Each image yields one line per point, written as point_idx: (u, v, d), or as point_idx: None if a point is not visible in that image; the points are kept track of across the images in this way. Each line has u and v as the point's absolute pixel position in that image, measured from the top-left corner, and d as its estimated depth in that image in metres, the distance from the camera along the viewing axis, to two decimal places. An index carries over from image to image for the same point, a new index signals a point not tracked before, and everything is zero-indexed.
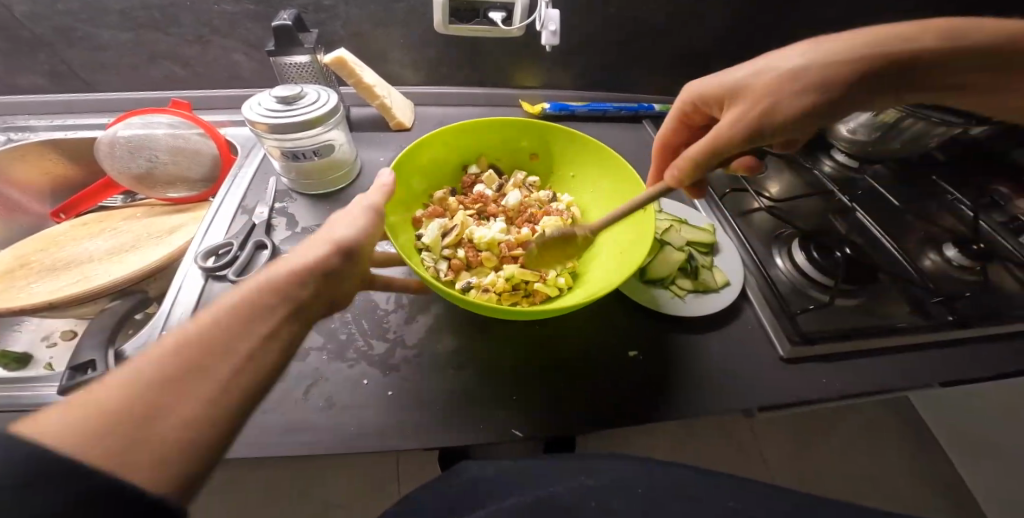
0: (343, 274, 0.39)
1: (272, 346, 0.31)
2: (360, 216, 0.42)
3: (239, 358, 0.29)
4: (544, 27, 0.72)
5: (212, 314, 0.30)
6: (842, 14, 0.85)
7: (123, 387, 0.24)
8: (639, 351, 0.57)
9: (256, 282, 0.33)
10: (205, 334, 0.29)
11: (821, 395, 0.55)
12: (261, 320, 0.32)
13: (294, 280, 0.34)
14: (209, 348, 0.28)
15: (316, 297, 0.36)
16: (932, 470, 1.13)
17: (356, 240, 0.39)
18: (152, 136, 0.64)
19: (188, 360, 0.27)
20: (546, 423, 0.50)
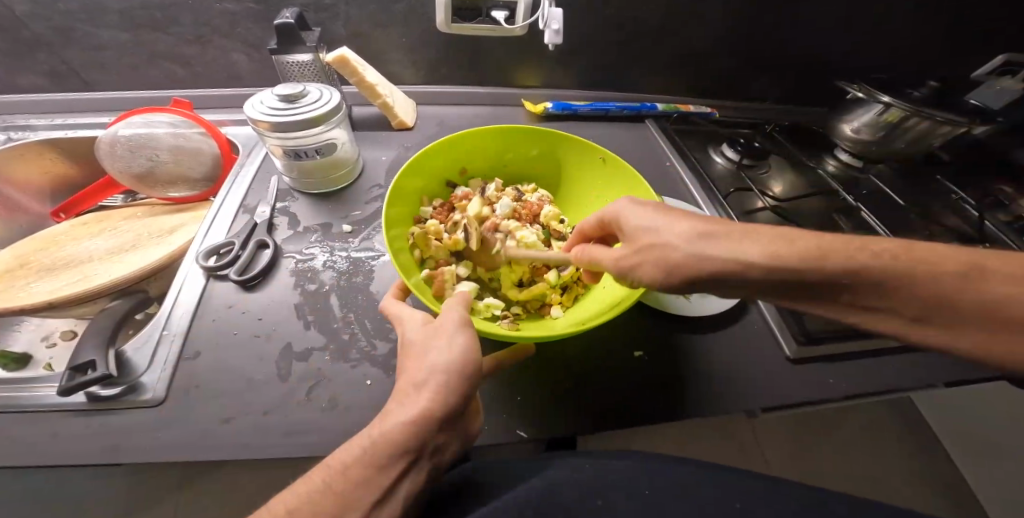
0: (464, 406, 0.38)
1: (393, 498, 0.35)
2: (454, 335, 0.40)
3: (361, 513, 0.33)
4: (546, 26, 0.71)
5: (332, 472, 0.35)
6: (845, 13, 0.84)
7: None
8: (644, 351, 0.56)
9: (373, 432, 0.35)
10: (335, 486, 0.34)
11: (828, 395, 0.55)
12: (377, 481, 0.34)
13: (410, 435, 0.35)
14: (339, 496, 0.33)
15: (437, 433, 0.37)
16: (935, 471, 1.12)
17: (461, 362, 0.38)
18: (154, 135, 0.64)
19: (324, 508, 0.33)
20: (551, 423, 0.50)
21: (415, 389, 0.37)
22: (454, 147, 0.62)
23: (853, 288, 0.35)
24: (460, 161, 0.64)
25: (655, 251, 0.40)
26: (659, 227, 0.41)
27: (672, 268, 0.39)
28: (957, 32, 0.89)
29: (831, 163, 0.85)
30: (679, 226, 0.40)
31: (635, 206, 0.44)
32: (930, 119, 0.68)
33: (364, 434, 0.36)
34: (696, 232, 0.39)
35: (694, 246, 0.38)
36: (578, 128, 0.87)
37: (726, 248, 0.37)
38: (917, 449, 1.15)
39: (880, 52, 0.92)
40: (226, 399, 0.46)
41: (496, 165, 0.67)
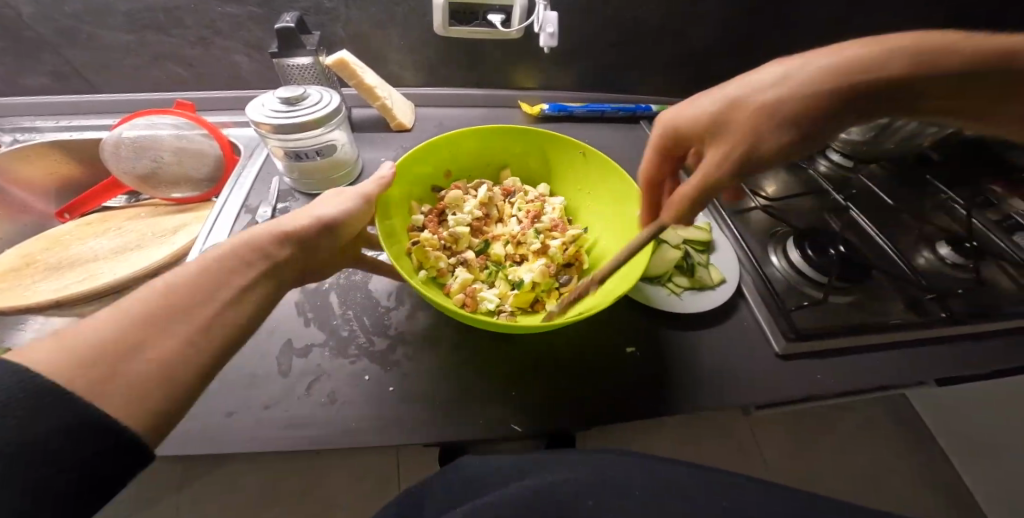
0: (319, 244, 0.46)
1: (245, 296, 0.37)
2: (344, 199, 0.48)
3: (214, 307, 0.34)
4: (542, 29, 0.72)
5: (194, 268, 0.35)
6: (837, 15, 0.86)
7: (115, 326, 0.29)
8: (637, 348, 0.58)
9: (236, 240, 0.39)
10: (178, 289, 0.33)
11: (816, 391, 0.56)
12: (232, 280, 0.37)
13: (274, 242, 0.41)
14: (179, 297, 0.33)
15: (294, 260, 0.43)
16: (929, 468, 1.13)
17: (339, 216, 0.46)
18: (157, 137, 0.65)
19: (167, 303, 0.32)
20: (544, 418, 0.51)
21: (286, 220, 0.43)
22: (447, 151, 0.64)
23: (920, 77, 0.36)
24: (453, 162, 0.66)
25: (751, 116, 0.39)
26: (724, 97, 0.41)
27: (774, 112, 0.38)
28: (948, 34, 0.91)
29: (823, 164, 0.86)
30: (761, 80, 0.39)
31: (688, 104, 0.45)
32: None
33: (221, 245, 0.38)
34: (783, 74, 0.39)
35: (783, 86, 0.38)
36: (574, 129, 0.88)
37: (818, 81, 0.37)
38: (912, 447, 1.16)
39: None
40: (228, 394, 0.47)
41: (487, 167, 0.69)
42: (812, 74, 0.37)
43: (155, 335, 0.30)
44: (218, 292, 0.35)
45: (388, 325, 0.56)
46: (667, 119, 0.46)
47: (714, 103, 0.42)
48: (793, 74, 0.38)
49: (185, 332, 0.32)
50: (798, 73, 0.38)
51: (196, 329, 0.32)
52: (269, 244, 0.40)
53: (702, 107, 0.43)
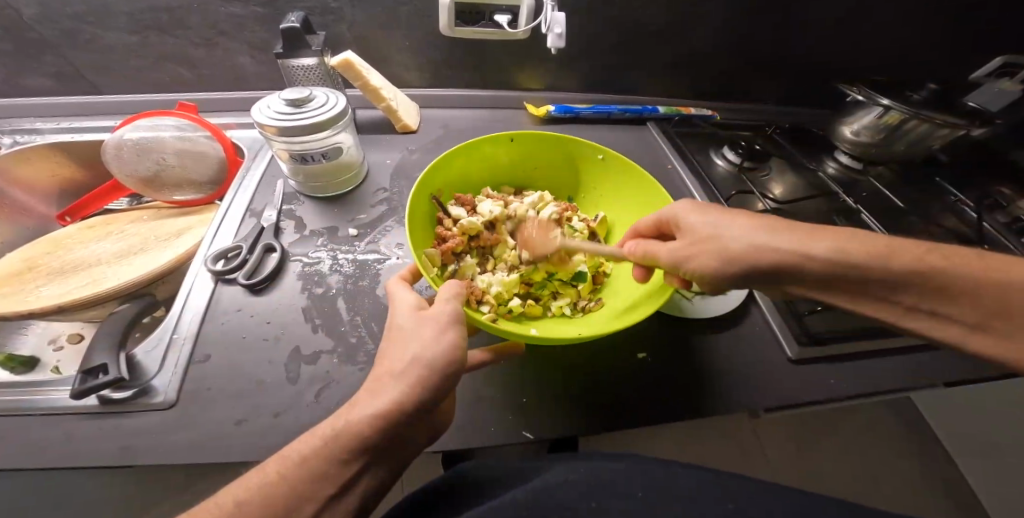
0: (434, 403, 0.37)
1: (346, 500, 0.34)
2: (440, 330, 0.39)
3: (312, 507, 0.33)
4: (550, 30, 0.71)
5: (299, 451, 0.34)
6: (846, 16, 0.85)
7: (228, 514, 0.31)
8: (648, 353, 0.57)
9: (342, 420, 0.35)
10: (282, 481, 0.33)
11: (829, 396, 0.55)
12: (331, 479, 0.34)
13: (371, 432, 0.34)
14: (276, 504, 0.32)
15: (405, 429, 0.36)
16: (933, 470, 1.13)
17: (442, 360, 0.37)
18: (160, 139, 0.64)
19: (275, 503, 0.32)
20: (556, 424, 0.50)
21: (390, 365, 0.37)
22: (460, 166, 0.62)
23: (887, 283, 0.39)
24: (463, 177, 0.64)
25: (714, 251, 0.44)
26: (718, 225, 0.44)
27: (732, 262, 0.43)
28: (957, 34, 0.90)
29: (831, 165, 0.86)
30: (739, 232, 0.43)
31: (697, 206, 0.47)
32: (930, 121, 0.68)
33: (328, 424, 0.35)
34: (759, 229, 0.43)
35: (749, 243, 0.42)
36: (580, 130, 0.87)
37: (789, 242, 0.41)
38: (917, 449, 1.16)
39: (881, 54, 0.93)
40: (236, 401, 0.47)
41: (478, 181, 0.66)
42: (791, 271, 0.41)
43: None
44: (324, 489, 0.33)
45: None
46: (673, 209, 0.48)
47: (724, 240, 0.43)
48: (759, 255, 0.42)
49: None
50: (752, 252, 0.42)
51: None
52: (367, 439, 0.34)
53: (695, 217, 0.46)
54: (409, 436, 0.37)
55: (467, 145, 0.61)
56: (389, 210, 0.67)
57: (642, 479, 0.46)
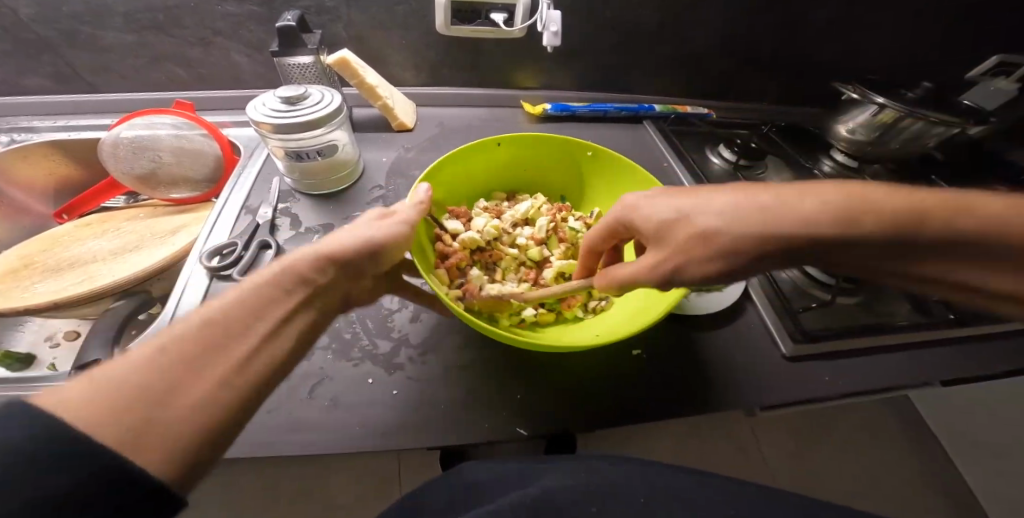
0: (362, 269, 0.41)
1: (288, 329, 0.33)
2: (392, 223, 0.43)
3: (255, 343, 0.30)
4: (545, 28, 0.71)
5: (229, 299, 0.31)
6: (842, 15, 0.85)
7: (127, 367, 0.25)
8: (643, 350, 0.57)
9: (280, 266, 0.35)
10: (206, 329, 0.29)
11: (823, 392, 0.55)
12: (279, 307, 0.33)
13: (315, 267, 0.36)
14: (205, 341, 0.28)
15: (337, 281, 0.38)
16: (931, 468, 1.13)
17: (382, 239, 0.41)
18: (157, 137, 0.64)
19: (220, 330, 0.29)
20: (550, 420, 0.50)
21: (325, 242, 0.39)
22: (454, 170, 0.62)
23: (911, 247, 0.34)
24: (456, 181, 0.63)
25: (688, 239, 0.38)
26: (676, 211, 0.39)
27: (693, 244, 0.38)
28: (952, 33, 0.90)
29: (828, 163, 0.86)
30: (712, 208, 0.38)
31: (647, 198, 0.42)
32: (925, 120, 0.69)
33: (271, 267, 0.35)
34: (734, 205, 0.37)
35: (729, 215, 0.37)
36: (577, 129, 0.87)
37: (765, 222, 0.36)
38: (916, 448, 1.15)
39: (877, 53, 0.93)
40: None
41: (470, 183, 0.65)
42: (735, 231, 0.36)
43: (189, 378, 0.26)
44: (258, 325, 0.31)
45: (391, 326, 0.56)
46: (622, 204, 0.44)
47: (660, 222, 0.40)
48: (720, 224, 0.37)
49: (228, 369, 0.28)
50: (721, 225, 0.37)
51: (235, 367, 0.28)
52: (311, 269, 0.36)
53: (659, 213, 0.40)
54: (347, 287, 0.40)
55: (462, 149, 0.61)
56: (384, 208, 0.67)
57: (634, 475, 0.46)
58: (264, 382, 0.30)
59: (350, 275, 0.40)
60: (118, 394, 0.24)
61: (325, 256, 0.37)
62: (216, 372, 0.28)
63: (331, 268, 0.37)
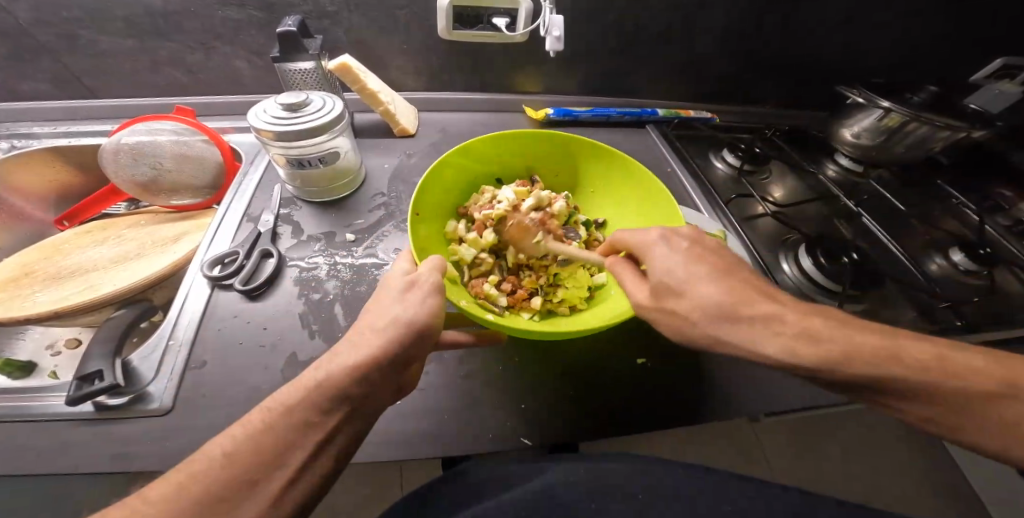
0: (409, 357, 0.39)
1: (329, 448, 0.36)
2: (422, 295, 0.40)
3: (287, 474, 0.34)
4: (548, 33, 0.70)
5: (262, 421, 0.35)
6: (847, 17, 0.84)
7: (170, 511, 0.30)
8: (647, 358, 0.57)
9: (319, 372, 0.37)
10: (236, 458, 0.33)
11: (829, 400, 0.55)
12: (316, 429, 0.35)
13: (351, 381, 0.36)
14: (235, 479, 0.32)
15: (380, 383, 0.38)
16: (936, 472, 1.13)
17: (423, 321, 0.39)
18: (157, 143, 0.64)
19: (260, 453, 0.33)
20: (555, 430, 0.50)
21: (366, 340, 0.38)
22: (451, 176, 0.61)
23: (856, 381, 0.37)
24: (441, 192, 0.61)
25: (674, 309, 0.41)
26: (686, 278, 0.41)
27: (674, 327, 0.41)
28: (958, 34, 0.89)
29: (832, 168, 0.86)
30: (766, 325, 0.38)
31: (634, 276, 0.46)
32: (931, 123, 0.68)
33: (310, 376, 0.37)
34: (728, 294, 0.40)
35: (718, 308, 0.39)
36: (580, 133, 0.87)
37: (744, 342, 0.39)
38: (920, 452, 1.15)
39: (881, 56, 0.93)
40: (231, 406, 0.47)
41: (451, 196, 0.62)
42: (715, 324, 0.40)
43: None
44: (293, 455, 0.34)
45: None
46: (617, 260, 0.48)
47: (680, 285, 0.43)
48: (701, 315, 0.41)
49: (257, 508, 0.32)
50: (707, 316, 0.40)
51: (266, 504, 0.32)
52: (346, 383, 0.36)
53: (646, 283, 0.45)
54: (391, 378, 0.39)
55: (455, 152, 0.60)
56: (386, 215, 0.67)
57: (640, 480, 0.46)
58: (298, 508, 0.34)
59: (385, 371, 0.38)
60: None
61: (354, 366, 0.36)
62: (249, 509, 0.32)
63: (368, 373, 0.37)
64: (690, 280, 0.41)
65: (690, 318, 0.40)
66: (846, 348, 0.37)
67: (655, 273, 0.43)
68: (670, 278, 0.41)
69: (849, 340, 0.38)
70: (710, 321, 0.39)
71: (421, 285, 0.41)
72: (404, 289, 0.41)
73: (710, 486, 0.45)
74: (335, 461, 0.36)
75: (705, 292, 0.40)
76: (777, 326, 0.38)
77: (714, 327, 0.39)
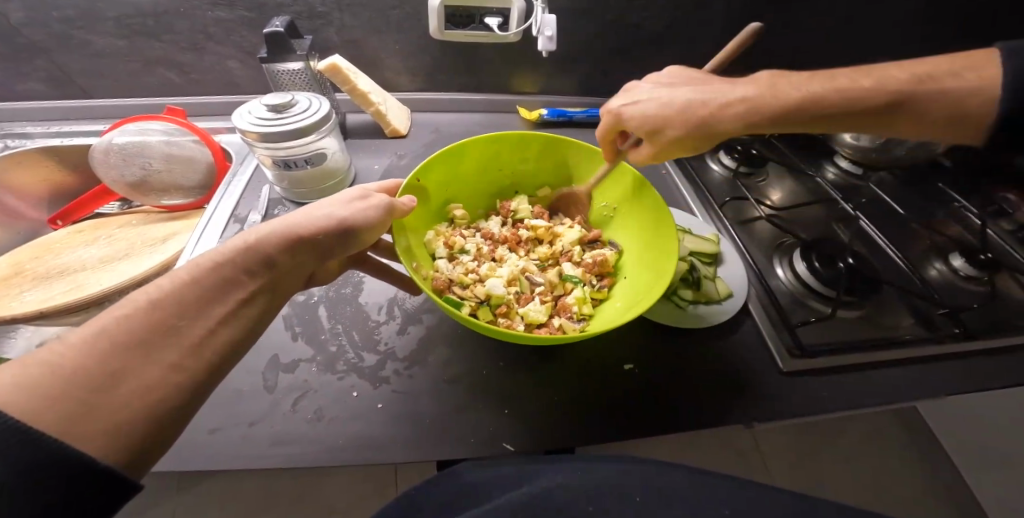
0: (333, 251, 0.41)
1: (250, 310, 0.34)
2: (360, 202, 0.42)
3: (211, 325, 0.31)
4: (540, 33, 0.69)
5: (188, 274, 0.31)
6: (845, 15, 0.83)
7: (88, 348, 0.25)
8: (635, 364, 0.56)
9: (249, 236, 0.35)
10: (162, 305, 0.29)
11: (822, 408, 0.54)
12: (240, 288, 0.33)
13: (281, 249, 0.36)
14: (157, 324, 0.28)
15: (304, 258, 0.38)
16: (937, 479, 1.10)
17: (357, 219, 0.41)
18: (147, 143, 0.63)
19: (186, 300, 0.30)
20: (539, 437, 0.49)
21: (296, 218, 0.38)
22: (449, 171, 0.60)
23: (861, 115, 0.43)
24: (435, 191, 0.60)
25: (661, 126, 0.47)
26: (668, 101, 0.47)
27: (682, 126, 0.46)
28: (962, 31, 0.87)
29: (831, 171, 0.84)
30: (738, 88, 0.45)
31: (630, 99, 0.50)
32: None
33: (235, 241, 0.35)
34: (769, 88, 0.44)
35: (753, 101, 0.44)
36: (574, 134, 0.86)
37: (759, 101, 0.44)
38: (922, 458, 1.13)
39: (882, 57, 0.91)
40: (212, 409, 0.47)
41: (451, 188, 0.62)
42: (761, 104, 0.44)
43: (138, 363, 0.26)
44: (217, 308, 0.31)
45: (378, 340, 0.55)
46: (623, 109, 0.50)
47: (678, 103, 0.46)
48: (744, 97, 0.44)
49: (182, 354, 0.28)
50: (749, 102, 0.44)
51: (189, 350, 0.29)
52: (275, 249, 0.35)
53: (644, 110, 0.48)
54: (314, 256, 0.39)
55: (446, 151, 0.58)
56: None
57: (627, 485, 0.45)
58: (218, 365, 0.30)
59: (312, 246, 0.38)
60: (70, 377, 0.24)
61: (285, 237, 0.36)
62: (171, 354, 0.28)
63: (294, 248, 0.37)
64: (654, 99, 0.48)
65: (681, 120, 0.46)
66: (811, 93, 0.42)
67: (636, 122, 0.49)
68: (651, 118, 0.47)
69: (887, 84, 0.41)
70: (687, 115, 0.46)
71: (356, 195, 0.44)
72: (340, 194, 0.43)
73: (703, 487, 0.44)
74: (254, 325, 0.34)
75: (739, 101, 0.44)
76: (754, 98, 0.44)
77: (726, 115, 0.44)
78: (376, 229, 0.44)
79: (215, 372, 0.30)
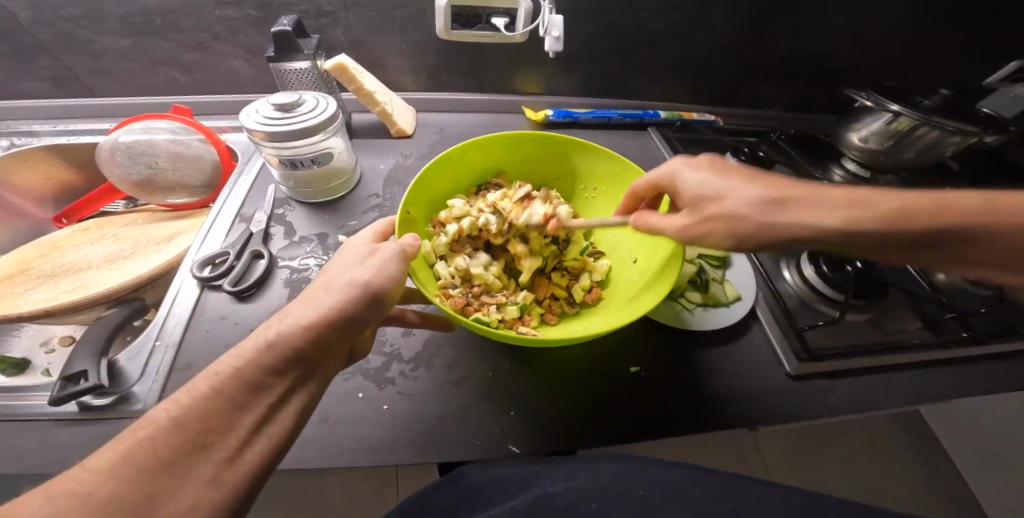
0: (364, 323, 0.38)
1: (283, 409, 0.34)
2: (382, 262, 0.40)
3: (240, 436, 0.31)
4: (547, 33, 0.69)
5: (211, 383, 0.32)
6: (852, 16, 0.82)
7: (115, 478, 0.26)
8: (641, 367, 0.55)
9: (273, 330, 0.35)
10: (185, 422, 0.30)
11: (829, 412, 0.53)
12: (269, 389, 0.33)
13: (308, 339, 0.34)
14: (185, 444, 0.29)
15: (336, 341, 0.37)
16: (941, 482, 1.10)
17: (380, 286, 0.38)
18: (153, 142, 0.63)
19: (213, 413, 0.31)
20: (544, 439, 0.49)
21: (319, 300, 0.36)
22: (450, 174, 0.61)
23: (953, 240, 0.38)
24: (435, 195, 0.60)
25: (703, 222, 0.42)
26: (720, 184, 0.42)
27: (740, 218, 0.41)
28: (969, 33, 0.87)
29: (838, 173, 0.84)
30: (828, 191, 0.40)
31: (694, 164, 0.45)
32: (942, 128, 0.66)
33: (259, 337, 0.34)
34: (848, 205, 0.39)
35: (842, 213, 0.39)
36: (579, 135, 0.85)
37: (832, 217, 0.39)
38: (927, 460, 1.12)
39: (889, 59, 0.91)
40: None
41: (449, 193, 0.62)
42: (843, 216, 0.39)
43: (170, 486, 0.28)
44: (246, 415, 0.32)
45: (384, 340, 0.55)
46: (671, 166, 0.47)
47: (732, 185, 0.42)
48: (834, 215, 0.39)
49: (215, 470, 0.29)
50: (834, 218, 0.39)
51: (222, 465, 0.29)
52: (302, 342, 0.34)
53: (696, 185, 0.43)
54: (344, 338, 0.37)
55: (447, 156, 0.58)
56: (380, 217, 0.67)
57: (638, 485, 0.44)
58: (257, 473, 0.31)
59: (341, 330, 0.36)
60: (97, 512, 0.25)
61: (309, 326, 0.34)
62: (203, 475, 0.29)
63: (323, 334, 0.35)
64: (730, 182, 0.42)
65: (715, 225, 0.41)
66: (868, 209, 0.38)
67: (687, 193, 0.44)
68: (704, 190, 0.43)
69: (967, 212, 0.37)
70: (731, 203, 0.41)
71: (379, 254, 0.41)
72: (359, 255, 0.41)
73: (711, 489, 0.44)
74: (290, 422, 0.34)
75: (818, 209, 0.39)
76: (800, 206, 0.39)
77: (795, 211, 0.39)
78: (401, 287, 0.41)
79: (253, 479, 0.31)
